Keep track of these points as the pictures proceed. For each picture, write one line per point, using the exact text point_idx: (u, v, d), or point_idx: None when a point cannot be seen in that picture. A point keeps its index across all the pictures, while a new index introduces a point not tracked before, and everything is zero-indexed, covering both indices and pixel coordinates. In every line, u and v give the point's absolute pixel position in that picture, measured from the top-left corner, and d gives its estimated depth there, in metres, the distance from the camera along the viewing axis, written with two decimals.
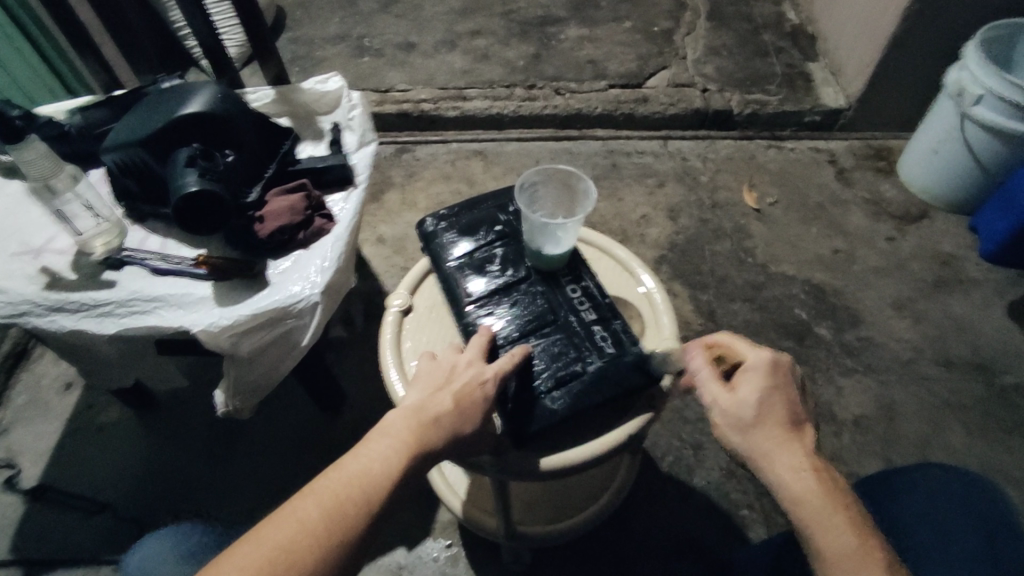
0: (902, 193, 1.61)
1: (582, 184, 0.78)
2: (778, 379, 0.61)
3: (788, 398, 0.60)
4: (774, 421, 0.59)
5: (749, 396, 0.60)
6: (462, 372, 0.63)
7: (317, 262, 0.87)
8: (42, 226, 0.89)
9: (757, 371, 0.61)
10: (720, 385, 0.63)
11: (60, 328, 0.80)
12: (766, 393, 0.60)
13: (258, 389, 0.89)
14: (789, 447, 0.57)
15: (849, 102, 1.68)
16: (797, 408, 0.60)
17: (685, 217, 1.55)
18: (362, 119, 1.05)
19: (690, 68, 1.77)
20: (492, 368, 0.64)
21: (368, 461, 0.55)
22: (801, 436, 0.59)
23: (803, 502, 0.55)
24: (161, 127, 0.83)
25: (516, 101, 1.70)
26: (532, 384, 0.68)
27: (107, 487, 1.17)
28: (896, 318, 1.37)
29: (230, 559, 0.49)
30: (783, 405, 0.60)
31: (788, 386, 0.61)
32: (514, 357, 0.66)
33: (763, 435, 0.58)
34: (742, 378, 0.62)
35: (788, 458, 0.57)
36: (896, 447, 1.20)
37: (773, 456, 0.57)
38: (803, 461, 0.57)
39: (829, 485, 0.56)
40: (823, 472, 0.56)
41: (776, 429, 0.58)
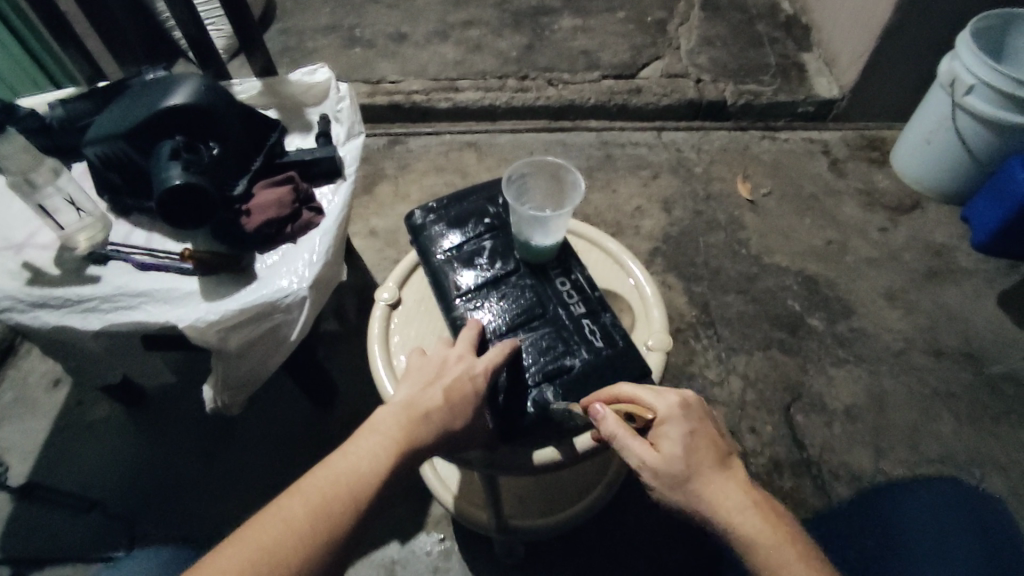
0: (895, 184, 1.60)
1: (571, 176, 0.77)
2: (694, 420, 0.58)
3: (709, 436, 0.57)
4: (704, 466, 0.55)
5: (675, 449, 0.56)
6: (451, 367, 0.62)
7: (305, 256, 0.86)
8: (24, 221, 0.87)
9: (676, 416, 0.57)
10: (641, 443, 0.57)
11: (43, 324, 0.79)
12: (690, 438, 0.56)
13: (247, 384, 0.88)
14: (729, 489, 0.55)
15: (843, 92, 1.67)
16: (720, 444, 0.57)
17: (679, 208, 1.54)
18: (351, 110, 1.03)
19: (684, 58, 1.76)
20: (483, 362, 0.63)
21: (356, 458, 0.54)
22: (732, 472, 0.56)
23: (757, 544, 0.53)
24: (145, 119, 0.81)
25: (508, 92, 1.69)
26: (521, 378, 0.67)
27: (98, 485, 1.16)
28: (889, 309, 1.37)
29: (214, 560, 0.48)
30: (708, 445, 0.57)
31: (704, 423, 0.58)
32: (503, 351, 0.65)
33: (698, 487, 0.54)
34: (660, 432, 0.57)
35: (730, 501, 0.54)
36: (887, 437, 1.20)
37: (716, 503, 0.54)
38: (743, 501, 0.54)
39: (773, 518, 0.54)
40: (764, 507, 0.55)
41: (710, 473, 0.55)
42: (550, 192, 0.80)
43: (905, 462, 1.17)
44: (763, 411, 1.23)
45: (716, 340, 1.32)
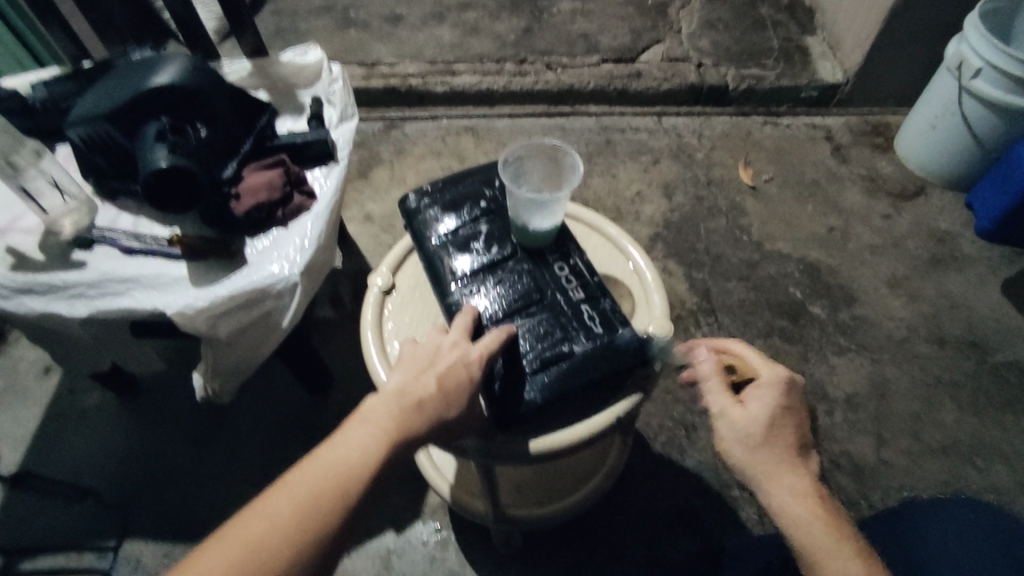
0: (899, 170, 1.58)
1: (569, 158, 0.75)
2: (790, 402, 0.60)
3: (799, 420, 0.60)
4: (782, 439, 0.58)
5: (759, 413, 0.59)
6: (447, 353, 0.60)
7: (296, 241, 0.84)
8: (6, 204, 0.84)
9: (771, 390, 0.60)
10: (728, 396, 0.62)
11: (28, 311, 0.77)
12: (777, 411, 0.59)
13: (239, 371, 0.87)
14: (795, 467, 0.57)
15: (847, 76, 1.64)
16: (805, 434, 0.60)
17: (680, 194, 1.52)
18: (343, 92, 1.00)
19: (685, 42, 1.73)
20: (478, 349, 0.61)
21: (346, 450, 0.53)
22: (808, 460, 0.58)
23: (807, 521, 0.54)
24: (129, 99, 0.78)
25: (506, 76, 1.65)
26: (518, 365, 0.66)
27: (90, 473, 1.14)
28: (891, 296, 1.36)
29: (198, 559, 0.46)
30: (792, 425, 0.59)
31: (797, 410, 0.60)
32: (499, 336, 0.63)
33: (770, 452, 0.57)
34: (752, 392, 0.61)
35: (792, 476, 0.56)
36: (888, 426, 1.19)
37: (778, 475, 0.56)
38: (807, 486, 0.56)
39: (832, 510, 0.55)
40: (824, 493, 0.56)
41: (784, 449, 0.58)
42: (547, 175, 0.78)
43: (906, 451, 1.16)
44: None
45: (717, 328, 1.30)
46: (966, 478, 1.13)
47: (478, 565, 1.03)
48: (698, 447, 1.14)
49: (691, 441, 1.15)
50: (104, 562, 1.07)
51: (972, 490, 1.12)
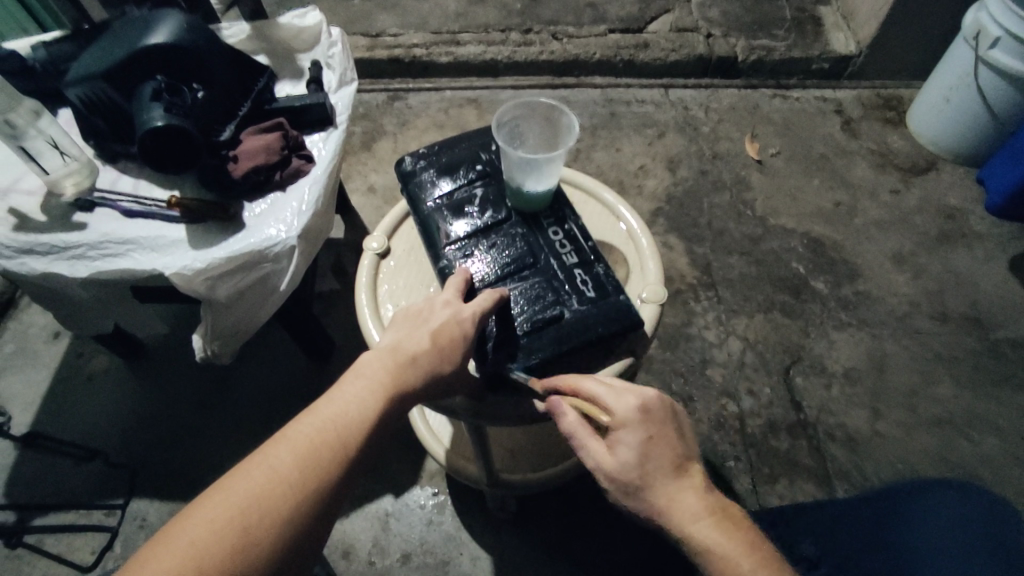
0: (909, 144, 1.55)
1: (565, 119, 0.73)
2: (653, 426, 0.53)
3: (671, 441, 0.53)
4: (659, 472, 0.51)
5: (630, 455, 0.52)
6: (440, 311, 0.61)
7: (294, 205, 0.84)
8: (10, 166, 0.85)
9: (636, 420, 0.53)
10: (598, 444, 0.54)
11: (30, 271, 0.77)
12: (646, 443, 0.52)
13: (237, 334, 0.88)
14: (685, 496, 0.51)
15: (860, 48, 1.60)
16: (679, 448, 0.53)
17: (684, 167, 1.50)
18: (343, 56, 0.99)
19: (694, 12, 1.69)
20: (471, 307, 0.61)
21: (344, 403, 0.53)
22: (691, 475, 0.52)
23: (713, 555, 0.49)
24: (125, 58, 0.79)
25: (511, 46, 1.63)
26: (510, 327, 0.66)
27: (98, 435, 1.17)
28: (895, 272, 1.34)
29: (198, 511, 0.45)
30: (666, 449, 0.52)
31: (666, 428, 0.54)
32: (491, 297, 0.63)
33: (655, 491, 0.51)
34: (617, 435, 0.53)
35: (687, 510, 0.50)
36: (886, 400, 1.19)
37: (670, 509, 0.51)
38: (698, 507, 0.51)
39: (730, 520, 0.51)
40: (720, 509, 0.51)
41: (666, 480, 0.52)
42: (545, 137, 0.77)
43: (902, 425, 1.16)
44: (763, 372, 1.21)
45: (717, 302, 1.30)
46: (962, 452, 1.13)
47: (474, 529, 1.05)
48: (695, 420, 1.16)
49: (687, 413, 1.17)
50: (111, 520, 1.10)
51: (968, 463, 1.12)
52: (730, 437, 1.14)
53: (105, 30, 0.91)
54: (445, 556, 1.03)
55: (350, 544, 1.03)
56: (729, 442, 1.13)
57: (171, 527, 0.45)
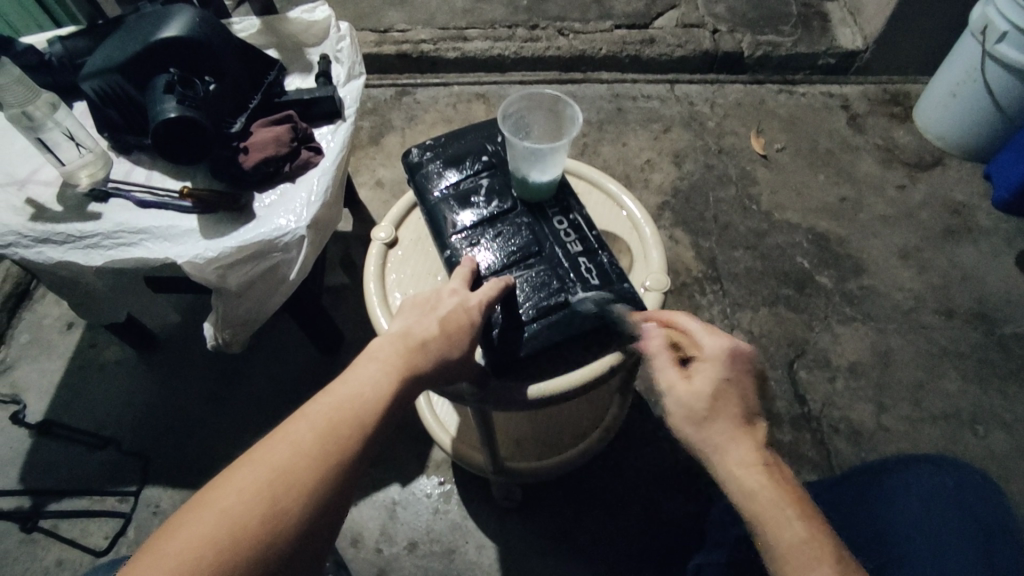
0: (916, 140, 1.55)
1: (569, 109, 0.75)
2: (734, 371, 0.54)
3: (746, 390, 0.53)
4: (728, 412, 0.52)
5: (703, 388, 0.53)
6: (450, 297, 0.63)
7: (303, 196, 0.85)
8: (27, 157, 0.87)
9: (722, 357, 0.54)
10: (674, 371, 0.56)
11: (47, 260, 0.79)
12: (723, 382, 0.53)
13: (247, 323, 0.89)
14: (744, 442, 0.51)
15: (867, 43, 1.60)
16: (752, 402, 0.53)
17: (690, 162, 1.51)
18: (352, 50, 1.01)
19: (701, 7, 1.70)
20: (477, 296, 0.63)
21: (359, 384, 0.54)
22: (758, 429, 0.53)
23: (755, 497, 0.50)
24: (140, 51, 0.80)
25: (517, 42, 1.64)
26: (515, 314, 0.67)
27: (110, 424, 1.19)
28: (901, 267, 1.34)
29: (225, 483, 0.47)
30: (738, 396, 0.53)
31: (746, 378, 0.54)
32: (498, 285, 0.64)
33: (714, 429, 0.52)
34: (696, 366, 0.55)
35: (740, 454, 0.51)
36: (891, 393, 1.19)
37: (724, 449, 0.51)
38: (756, 457, 0.51)
39: (781, 476, 0.51)
40: (777, 464, 0.51)
41: (729, 423, 0.52)
42: (549, 129, 0.78)
43: (907, 419, 1.16)
44: (767, 365, 1.22)
45: (722, 295, 1.30)
46: (967, 445, 1.14)
47: (479, 517, 1.06)
48: None
49: None
50: (124, 506, 1.12)
51: (973, 456, 1.12)
52: None
53: (119, 24, 0.93)
54: (451, 544, 1.04)
55: (358, 531, 1.05)
56: None
57: (199, 499, 0.46)
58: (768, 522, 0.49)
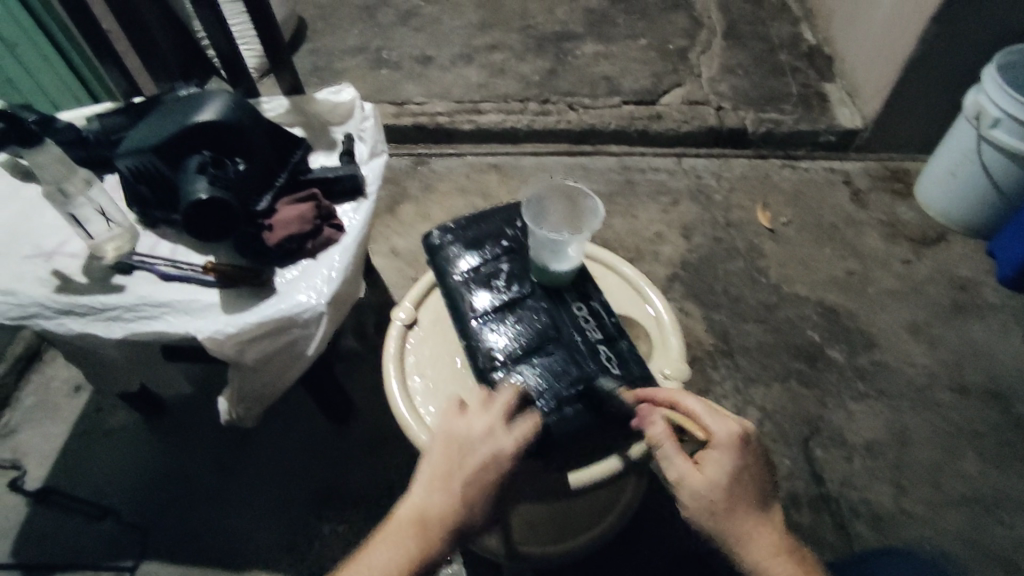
0: (918, 216, 1.58)
1: (589, 202, 0.77)
2: (743, 454, 0.59)
3: (756, 472, 0.60)
4: (743, 501, 0.59)
5: (720, 481, 0.58)
6: (479, 450, 0.60)
7: (324, 272, 0.87)
8: (56, 230, 0.91)
9: (746, 450, 0.60)
10: (685, 461, 0.59)
11: (68, 331, 0.82)
12: (734, 471, 0.59)
13: (264, 397, 0.89)
14: (761, 528, 0.59)
15: (866, 123, 1.67)
16: (760, 482, 0.60)
17: (698, 234, 1.54)
18: (374, 130, 1.04)
19: (705, 86, 1.78)
20: (509, 444, 0.61)
21: (375, 560, 0.59)
22: (767, 510, 0.60)
23: None
24: (174, 133, 0.84)
25: (529, 115, 1.71)
26: (536, 404, 0.67)
27: (111, 493, 1.17)
28: (912, 342, 1.34)
29: None
30: (748, 482, 0.59)
31: (751, 462, 0.60)
32: (534, 423, 0.62)
33: (735, 520, 0.58)
34: (709, 455, 0.59)
35: (761, 542, 0.58)
36: (909, 474, 1.17)
37: (746, 540, 0.58)
38: (772, 539, 0.59)
39: (791, 552, 0.59)
40: (787, 539, 0.60)
41: (747, 512, 0.59)
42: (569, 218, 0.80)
43: (928, 502, 1.14)
44: (782, 443, 1.20)
45: (733, 369, 1.30)
46: (989, 532, 1.11)
47: None
48: None
49: None
50: None
51: (995, 544, 1.09)
52: None
53: (157, 105, 0.98)
54: None
55: None
56: None
57: None
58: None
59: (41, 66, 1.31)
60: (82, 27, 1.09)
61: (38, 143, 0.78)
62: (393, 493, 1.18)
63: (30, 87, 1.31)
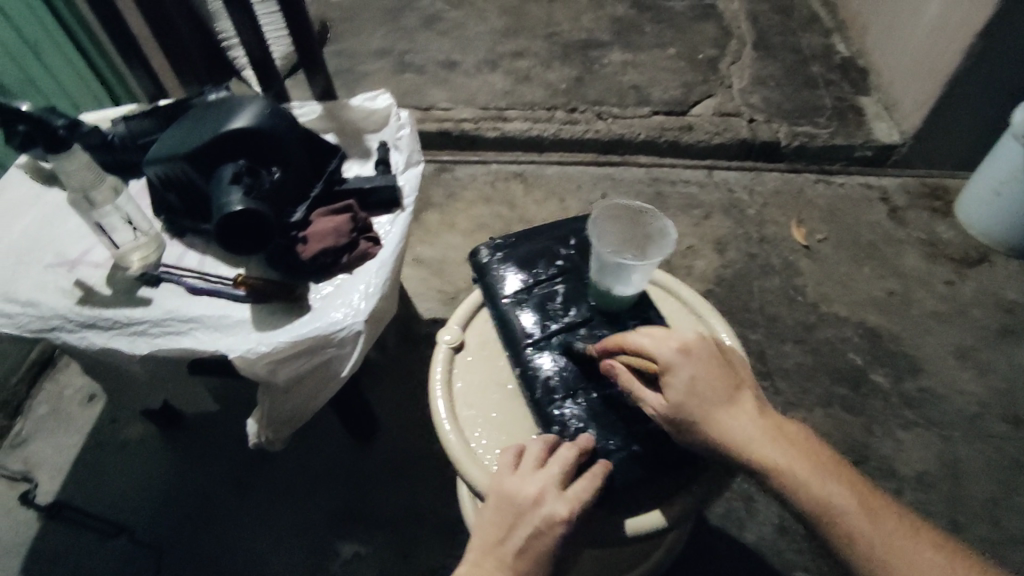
0: (959, 236, 1.53)
1: (657, 222, 0.72)
2: (697, 361, 0.61)
3: (720, 373, 0.61)
4: (718, 405, 0.60)
5: (687, 396, 0.60)
6: (530, 516, 0.56)
7: (360, 288, 0.82)
8: (80, 237, 0.87)
9: (698, 353, 0.61)
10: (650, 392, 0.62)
11: (90, 345, 0.78)
12: (696, 381, 0.60)
13: (294, 420, 0.84)
14: (749, 423, 0.59)
15: (904, 138, 1.62)
16: (728, 383, 0.61)
17: (732, 250, 1.49)
18: (411, 138, 1.00)
19: (736, 97, 1.74)
20: (565, 505, 0.56)
21: None
22: (750, 403, 0.61)
23: (787, 474, 0.58)
24: (208, 141, 0.79)
25: (557, 124, 1.67)
26: (601, 444, 0.63)
27: (125, 509, 1.12)
28: (960, 369, 1.29)
29: None
30: (715, 387, 0.60)
31: (712, 366, 0.61)
32: (596, 477, 0.58)
33: (721, 424, 0.59)
34: (667, 377, 0.61)
35: (753, 437, 0.59)
36: (964, 509, 1.12)
37: (741, 443, 0.59)
38: (764, 430, 0.60)
39: (787, 436, 0.60)
40: (779, 425, 0.61)
41: (726, 412, 0.60)
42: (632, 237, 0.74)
43: (984, 539, 1.09)
44: None
45: (772, 392, 1.25)
46: None
47: None
48: (758, 522, 1.09)
49: (749, 513, 1.10)
50: None
51: None
52: (797, 546, 1.07)
53: (185, 109, 0.93)
54: None
55: None
56: (796, 550, 1.06)
57: None
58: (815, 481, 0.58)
59: (65, 70, 1.27)
60: (108, 25, 1.05)
61: (66, 149, 0.74)
62: (418, 517, 1.13)
63: (54, 88, 1.25)
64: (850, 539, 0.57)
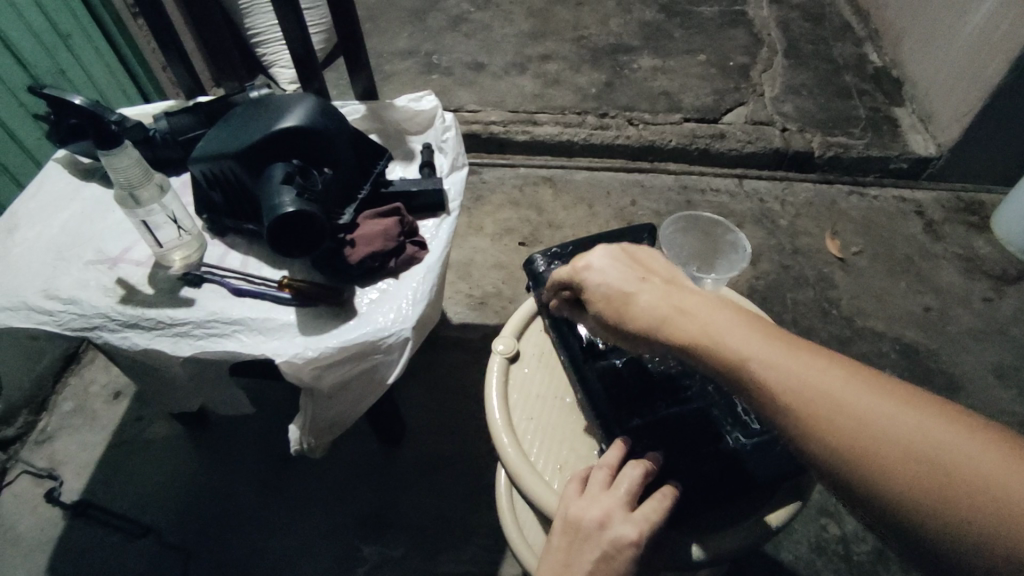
0: (997, 252, 1.51)
1: (730, 236, 0.80)
2: (610, 268, 0.58)
3: (638, 276, 0.57)
4: (639, 305, 0.55)
5: (602, 305, 0.57)
6: (596, 539, 0.54)
7: (408, 295, 0.80)
8: (121, 235, 0.85)
9: (604, 265, 0.58)
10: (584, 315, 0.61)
11: (132, 346, 0.75)
12: (610, 287, 0.57)
13: (336, 426, 0.82)
14: (684, 316, 0.52)
15: (940, 150, 1.60)
16: (645, 281, 0.56)
17: (766, 261, 1.47)
18: (456, 141, 0.98)
19: (769, 106, 1.72)
20: (633, 528, 0.54)
21: None
22: (686, 298, 0.54)
23: (752, 367, 0.47)
24: (258, 139, 0.77)
25: (587, 129, 1.65)
26: (674, 466, 0.60)
27: (152, 510, 1.11)
28: (999, 388, 1.27)
29: None
30: (631, 286, 0.56)
31: (626, 271, 0.57)
32: (664, 502, 0.55)
33: (649, 323, 0.53)
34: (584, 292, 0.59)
35: (687, 328, 0.51)
36: None
37: (677, 336, 0.52)
38: (709, 318, 0.51)
39: (749, 325, 0.50)
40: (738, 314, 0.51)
41: (647, 307, 0.54)
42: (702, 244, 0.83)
43: None
44: None
45: None
46: None
47: None
48: (794, 540, 1.07)
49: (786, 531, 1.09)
50: None
51: None
52: (834, 565, 1.05)
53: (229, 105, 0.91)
54: None
55: None
56: (833, 569, 1.04)
57: None
58: (834, 393, 0.44)
59: (98, 66, 1.26)
60: (148, 18, 1.04)
61: (119, 145, 0.72)
62: (448, 525, 1.10)
63: (88, 85, 1.24)
64: (852, 447, 0.42)
